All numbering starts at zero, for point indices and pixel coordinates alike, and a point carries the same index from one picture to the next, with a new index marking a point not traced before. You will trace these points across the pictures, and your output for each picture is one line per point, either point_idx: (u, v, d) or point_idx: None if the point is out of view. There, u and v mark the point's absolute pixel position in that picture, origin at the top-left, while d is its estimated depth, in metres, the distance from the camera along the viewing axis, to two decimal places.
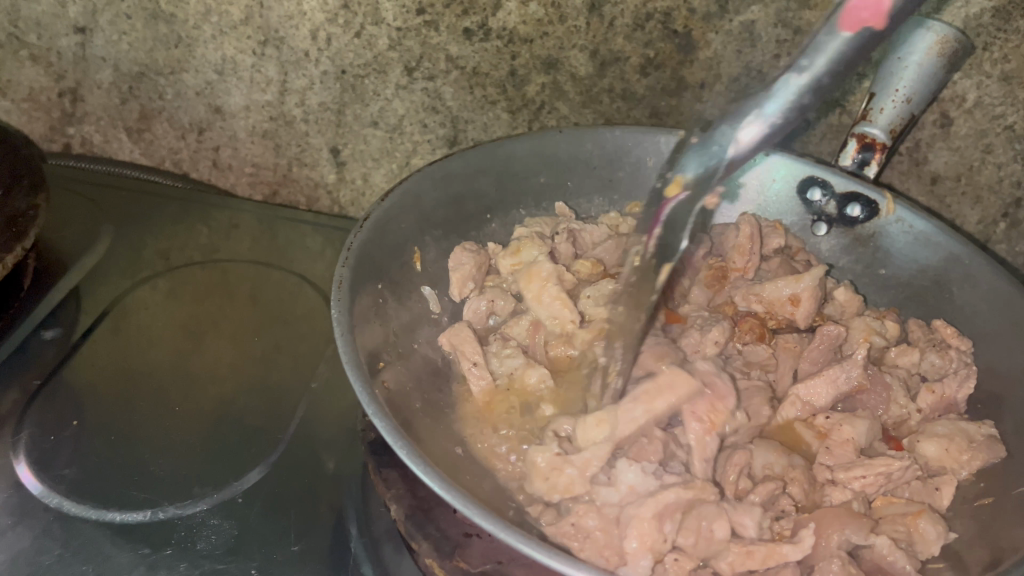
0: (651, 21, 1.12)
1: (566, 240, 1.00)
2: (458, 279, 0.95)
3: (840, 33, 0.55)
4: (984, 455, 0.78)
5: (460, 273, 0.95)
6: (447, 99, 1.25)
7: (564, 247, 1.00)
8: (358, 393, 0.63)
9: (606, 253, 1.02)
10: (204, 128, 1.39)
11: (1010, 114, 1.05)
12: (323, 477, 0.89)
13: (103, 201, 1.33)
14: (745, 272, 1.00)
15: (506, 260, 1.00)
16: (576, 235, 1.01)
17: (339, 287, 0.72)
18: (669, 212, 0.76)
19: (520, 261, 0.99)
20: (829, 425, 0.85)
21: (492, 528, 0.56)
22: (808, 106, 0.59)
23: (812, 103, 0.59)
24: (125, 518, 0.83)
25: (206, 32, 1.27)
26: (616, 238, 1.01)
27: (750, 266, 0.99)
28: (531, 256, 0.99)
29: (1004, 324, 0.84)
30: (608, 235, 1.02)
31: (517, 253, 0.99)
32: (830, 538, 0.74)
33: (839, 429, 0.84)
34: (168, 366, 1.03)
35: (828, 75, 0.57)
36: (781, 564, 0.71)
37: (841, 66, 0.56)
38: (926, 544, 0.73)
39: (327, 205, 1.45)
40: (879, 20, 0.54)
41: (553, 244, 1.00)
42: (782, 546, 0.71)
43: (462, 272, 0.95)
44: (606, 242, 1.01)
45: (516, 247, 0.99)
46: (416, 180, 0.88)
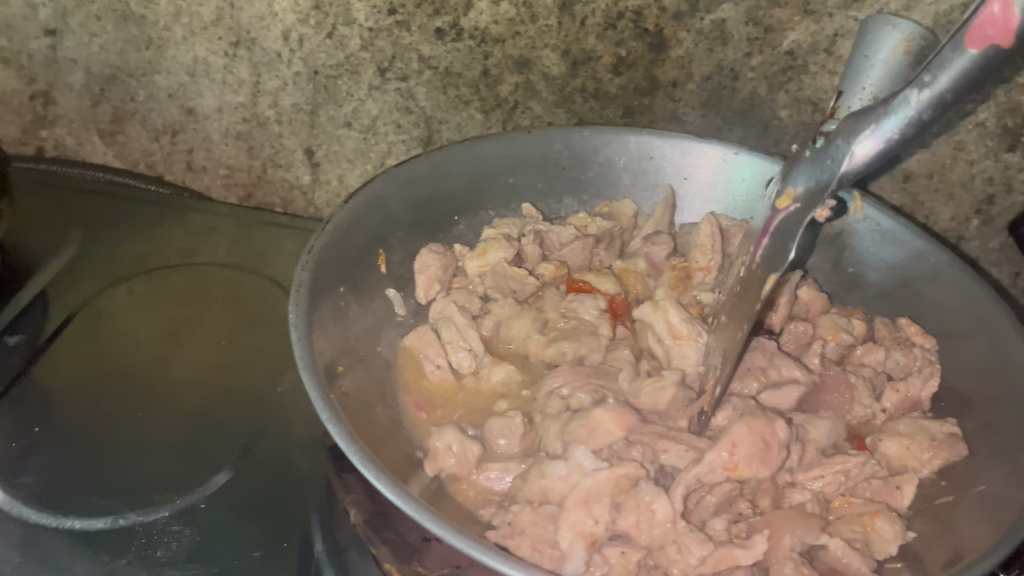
0: (623, 20, 1.10)
1: (532, 241, 1.01)
2: (423, 282, 0.96)
3: (966, 50, 0.54)
4: (945, 453, 0.79)
5: (425, 276, 0.96)
6: (420, 99, 1.24)
7: (531, 248, 1.01)
8: (313, 400, 0.64)
9: (572, 254, 1.03)
10: (178, 130, 1.38)
11: (981, 111, 1.05)
12: (288, 481, 0.88)
13: (75, 205, 1.32)
14: (710, 273, 1.00)
15: (473, 262, 1.00)
16: (543, 237, 1.02)
17: (298, 292, 0.73)
18: (778, 224, 0.77)
19: (488, 262, 1.00)
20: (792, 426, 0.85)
21: (442, 533, 0.57)
22: (929, 123, 0.59)
23: (932, 120, 0.58)
24: (85, 526, 0.82)
25: (177, 33, 1.26)
26: (583, 239, 1.02)
27: (714, 266, 0.99)
28: (497, 258, 0.99)
29: (970, 322, 0.85)
30: (575, 236, 1.03)
31: (484, 254, 1.00)
32: (783, 540, 0.73)
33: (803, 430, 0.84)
34: (141, 369, 1.03)
35: (952, 92, 0.56)
36: (734, 567, 0.71)
37: (966, 82, 0.56)
38: (883, 544, 0.73)
39: (302, 207, 1.44)
40: (1006, 38, 0.52)
41: (520, 245, 1.01)
42: (735, 550, 0.71)
43: (427, 275, 0.96)
44: (572, 243, 1.02)
45: (483, 248, 1.00)
46: (380, 183, 0.89)
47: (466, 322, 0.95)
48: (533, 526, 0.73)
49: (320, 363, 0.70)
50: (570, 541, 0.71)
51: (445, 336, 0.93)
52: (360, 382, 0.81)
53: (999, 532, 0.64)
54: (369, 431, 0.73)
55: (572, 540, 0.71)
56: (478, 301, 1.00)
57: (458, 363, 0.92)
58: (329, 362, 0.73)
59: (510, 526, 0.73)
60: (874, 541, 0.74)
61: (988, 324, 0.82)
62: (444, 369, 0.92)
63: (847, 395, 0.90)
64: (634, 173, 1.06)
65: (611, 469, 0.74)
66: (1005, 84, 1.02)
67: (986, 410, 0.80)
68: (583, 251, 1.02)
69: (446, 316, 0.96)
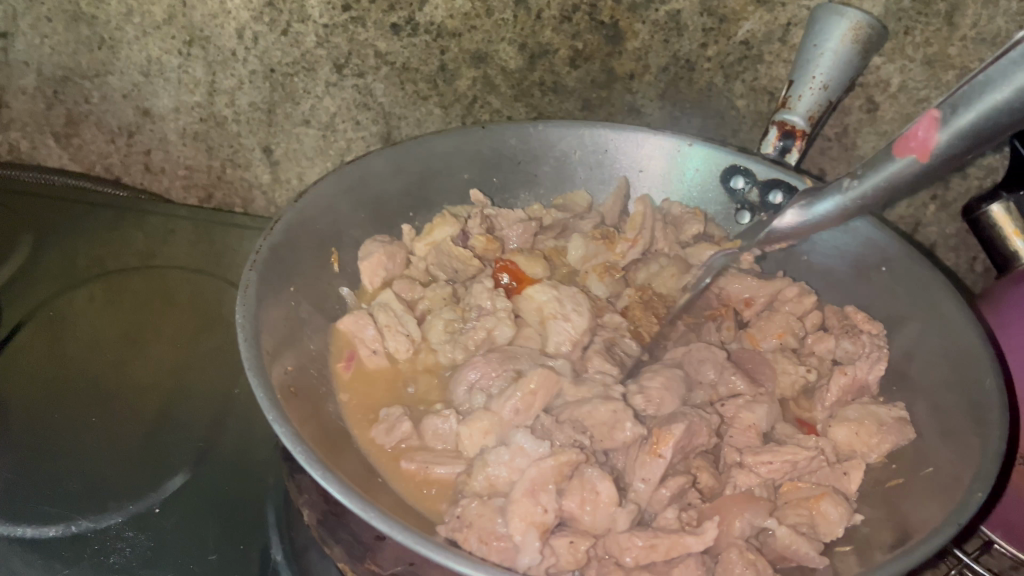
0: (578, 13, 1.10)
1: (480, 222, 1.00)
2: (367, 269, 0.94)
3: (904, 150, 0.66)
4: (893, 438, 0.81)
5: (369, 264, 0.94)
6: (378, 95, 1.24)
7: (478, 228, 1.00)
8: (258, 400, 0.63)
9: (514, 236, 1.03)
10: (134, 131, 1.36)
11: (934, 97, 1.06)
12: (246, 482, 0.88)
13: (29, 208, 1.30)
14: (635, 247, 1.02)
15: (421, 243, 0.99)
16: (491, 220, 1.01)
17: (245, 292, 0.72)
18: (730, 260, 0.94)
19: (435, 241, 0.99)
20: (727, 412, 0.86)
21: (388, 530, 0.56)
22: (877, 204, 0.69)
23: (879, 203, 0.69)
24: (37, 533, 0.81)
25: (129, 33, 1.24)
26: (527, 223, 1.03)
27: (641, 241, 1.02)
28: (445, 235, 0.99)
29: (920, 307, 0.86)
30: (521, 219, 1.03)
31: (431, 232, 0.99)
32: (733, 525, 0.74)
33: (738, 416, 0.85)
34: (99, 372, 1.01)
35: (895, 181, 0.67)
36: (684, 555, 0.72)
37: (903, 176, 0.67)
38: (830, 526, 0.74)
39: (262, 206, 1.43)
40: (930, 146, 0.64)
41: (467, 225, 1.00)
42: (687, 538, 0.71)
43: (370, 262, 0.94)
44: (516, 227, 1.02)
45: (431, 227, 0.99)
46: (331, 180, 0.89)
47: (404, 308, 0.94)
48: (480, 519, 0.71)
49: (268, 364, 0.70)
50: (523, 533, 0.70)
51: (381, 321, 0.92)
52: (309, 383, 0.80)
53: (945, 512, 0.65)
54: (320, 431, 0.72)
55: (524, 531, 0.70)
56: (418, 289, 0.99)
57: (396, 347, 0.91)
58: (278, 362, 0.73)
59: (458, 517, 0.72)
60: (820, 523, 0.75)
61: (936, 308, 0.84)
62: (378, 354, 0.90)
63: (771, 372, 0.92)
64: (590, 166, 1.07)
65: (554, 457, 0.75)
66: (955, 70, 1.03)
67: (934, 393, 0.81)
68: (526, 234, 1.03)
69: (382, 303, 0.94)
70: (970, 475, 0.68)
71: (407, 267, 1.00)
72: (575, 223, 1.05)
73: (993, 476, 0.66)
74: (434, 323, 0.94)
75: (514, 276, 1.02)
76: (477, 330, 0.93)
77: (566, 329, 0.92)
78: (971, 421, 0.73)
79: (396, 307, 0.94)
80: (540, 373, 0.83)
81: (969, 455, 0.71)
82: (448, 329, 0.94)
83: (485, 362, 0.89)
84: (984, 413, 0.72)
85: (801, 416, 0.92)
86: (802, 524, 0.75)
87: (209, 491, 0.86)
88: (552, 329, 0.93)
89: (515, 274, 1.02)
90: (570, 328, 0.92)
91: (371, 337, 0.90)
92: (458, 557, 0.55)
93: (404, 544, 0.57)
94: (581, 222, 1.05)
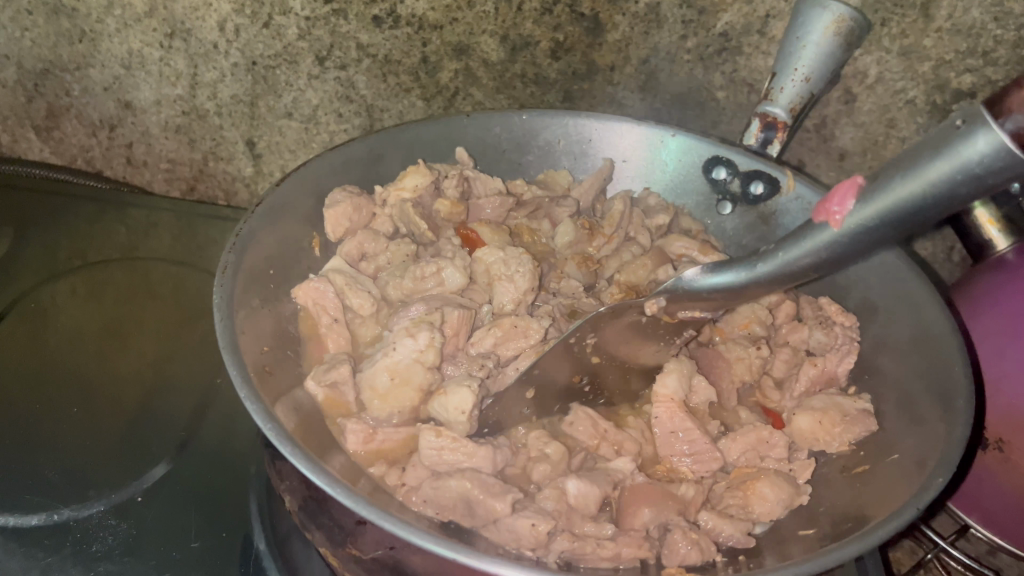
0: (559, 5, 1.11)
1: (457, 182, 0.98)
2: (332, 217, 0.91)
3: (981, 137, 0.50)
4: (857, 428, 0.83)
5: (334, 212, 0.90)
6: (360, 87, 1.24)
7: (453, 187, 0.98)
8: (233, 378, 0.64)
9: (490, 207, 1.02)
10: (115, 124, 1.36)
11: (910, 89, 1.07)
12: (229, 475, 0.88)
13: (7, 202, 1.29)
14: (609, 243, 1.05)
15: (390, 187, 0.96)
16: (468, 180, 0.99)
17: (223, 274, 0.72)
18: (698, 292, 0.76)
19: (404, 189, 0.96)
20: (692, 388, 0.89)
21: (357, 508, 0.57)
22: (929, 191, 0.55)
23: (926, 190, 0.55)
24: (19, 522, 0.81)
25: (109, 25, 1.23)
26: (505, 197, 1.02)
27: (616, 239, 1.05)
28: (415, 184, 0.95)
29: (893, 296, 0.87)
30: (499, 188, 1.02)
31: (402, 179, 0.96)
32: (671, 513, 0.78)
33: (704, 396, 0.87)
34: (78, 364, 1.01)
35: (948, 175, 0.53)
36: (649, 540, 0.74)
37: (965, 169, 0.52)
38: (765, 507, 0.78)
39: (245, 199, 1.43)
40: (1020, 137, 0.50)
41: (441, 181, 0.98)
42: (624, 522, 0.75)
43: (336, 210, 0.91)
44: (494, 199, 1.01)
45: (402, 173, 0.96)
46: (314, 165, 0.89)
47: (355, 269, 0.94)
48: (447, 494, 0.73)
49: (244, 345, 0.70)
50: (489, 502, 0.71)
51: (340, 284, 0.90)
52: (290, 371, 0.80)
53: (911, 492, 0.66)
54: (298, 415, 0.73)
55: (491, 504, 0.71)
56: (384, 243, 0.98)
57: (359, 304, 0.91)
58: (254, 342, 0.73)
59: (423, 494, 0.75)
60: (755, 504, 0.79)
61: (910, 297, 0.85)
62: (340, 324, 0.88)
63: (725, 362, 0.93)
64: (574, 156, 1.08)
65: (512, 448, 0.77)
66: (932, 61, 1.04)
67: (902, 382, 0.83)
68: (501, 207, 1.02)
69: (333, 267, 0.92)
70: (937, 458, 0.69)
71: (372, 219, 0.97)
72: (553, 206, 1.05)
73: (957, 460, 0.67)
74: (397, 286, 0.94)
75: (471, 243, 1.02)
76: (429, 267, 0.93)
77: (510, 290, 0.93)
78: (939, 406, 0.75)
79: (347, 270, 0.93)
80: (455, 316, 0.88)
81: (936, 438, 0.72)
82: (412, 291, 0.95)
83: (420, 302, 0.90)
84: (952, 398, 0.73)
85: (768, 405, 0.95)
86: (735, 506, 0.80)
87: (191, 481, 0.87)
88: (498, 290, 0.94)
89: (473, 241, 1.02)
90: (515, 288, 0.93)
91: (336, 305, 0.87)
92: (425, 534, 0.56)
93: (372, 521, 0.57)
94: (554, 207, 1.04)
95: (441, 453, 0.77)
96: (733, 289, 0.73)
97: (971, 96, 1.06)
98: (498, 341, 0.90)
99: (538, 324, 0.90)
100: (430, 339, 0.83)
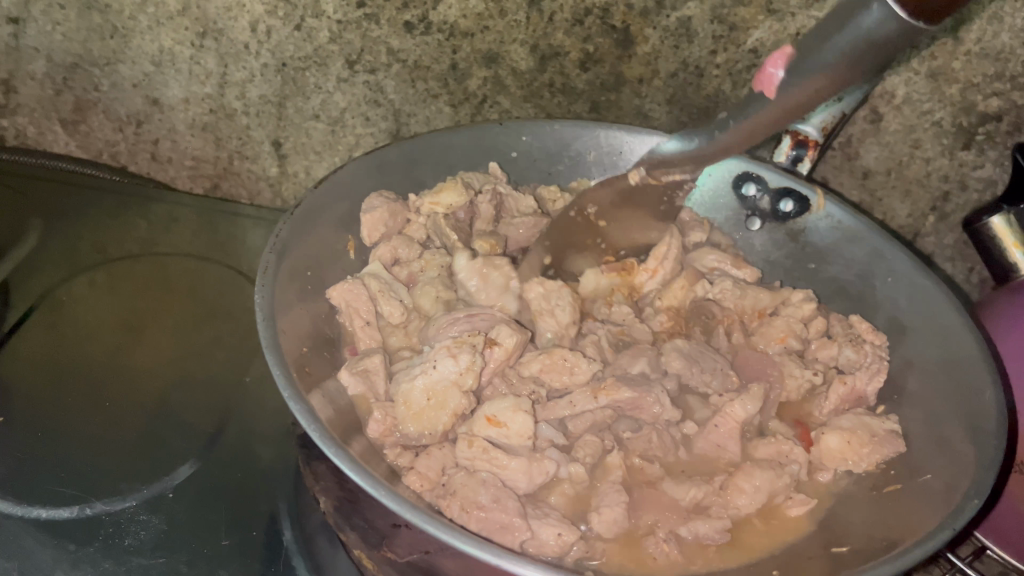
0: (590, 17, 1.12)
1: (489, 200, 0.99)
2: (369, 222, 0.92)
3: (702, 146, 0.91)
4: (884, 449, 0.83)
5: (372, 216, 0.91)
6: (389, 92, 1.25)
7: (486, 206, 0.99)
8: (275, 379, 0.64)
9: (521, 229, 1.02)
10: (143, 120, 1.37)
11: (937, 110, 1.08)
12: (254, 473, 0.89)
13: (34, 194, 1.30)
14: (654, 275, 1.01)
15: (426, 198, 0.97)
16: (502, 198, 1.00)
17: (264, 273, 0.73)
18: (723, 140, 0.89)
19: (438, 202, 0.96)
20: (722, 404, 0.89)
21: (398, 508, 0.57)
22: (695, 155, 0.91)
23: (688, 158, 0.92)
24: (51, 515, 0.82)
25: (142, 22, 1.24)
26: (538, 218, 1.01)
27: (661, 270, 1.01)
28: (451, 199, 0.96)
29: (921, 319, 0.88)
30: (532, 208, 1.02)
31: (438, 193, 0.96)
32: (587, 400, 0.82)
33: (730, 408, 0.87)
34: (105, 358, 1.02)
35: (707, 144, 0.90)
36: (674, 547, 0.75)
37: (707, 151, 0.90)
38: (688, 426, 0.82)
39: (268, 198, 1.44)
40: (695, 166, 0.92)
41: (475, 200, 0.99)
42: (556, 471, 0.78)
43: (374, 216, 0.92)
44: (526, 220, 1.01)
45: (438, 187, 0.97)
46: (350, 168, 0.90)
47: (390, 275, 0.94)
48: (464, 488, 0.75)
49: (284, 344, 0.70)
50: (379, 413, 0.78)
51: (374, 288, 0.90)
52: (324, 367, 0.80)
53: (942, 516, 0.67)
54: (335, 411, 0.74)
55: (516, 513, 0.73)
56: (418, 247, 0.98)
57: (390, 311, 0.91)
58: (294, 341, 0.74)
59: (443, 485, 0.76)
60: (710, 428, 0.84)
61: (938, 318, 0.85)
62: (373, 326, 0.88)
63: (776, 374, 0.95)
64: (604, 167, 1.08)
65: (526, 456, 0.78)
66: (959, 84, 1.05)
67: (931, 401, 0.84)
68: (534, 229, 1.02)
69: (370, 273, 0.93)
70: (968, 481, 0.69)
71: (407, 226, 0.98)
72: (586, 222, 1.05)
73: (990, 485, 0.67)
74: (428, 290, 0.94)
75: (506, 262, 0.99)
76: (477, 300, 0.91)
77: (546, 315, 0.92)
78: (967, 433, 0.75)
79: (384, 276, 0.93)
80: (514, 336, 0.86)
81: (966, 463, 0.72)
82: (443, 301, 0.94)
83: (463, 317, 0.89)
84: (982, 424, 0.74)
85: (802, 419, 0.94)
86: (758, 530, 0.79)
87: (220, 477, 0.87)
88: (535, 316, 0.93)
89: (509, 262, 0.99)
90: (556, 321, 0.92)
91: (369, 306, 0.87)
92: (465, 536, 0.56)
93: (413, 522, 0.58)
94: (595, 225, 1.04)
95: (472, 461, 0.78)
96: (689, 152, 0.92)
97: (997, 120, 1.06)
98: (544, 368, 0.89)
99: (587, 363, 0.89)
100: (471, 361, 0.81)
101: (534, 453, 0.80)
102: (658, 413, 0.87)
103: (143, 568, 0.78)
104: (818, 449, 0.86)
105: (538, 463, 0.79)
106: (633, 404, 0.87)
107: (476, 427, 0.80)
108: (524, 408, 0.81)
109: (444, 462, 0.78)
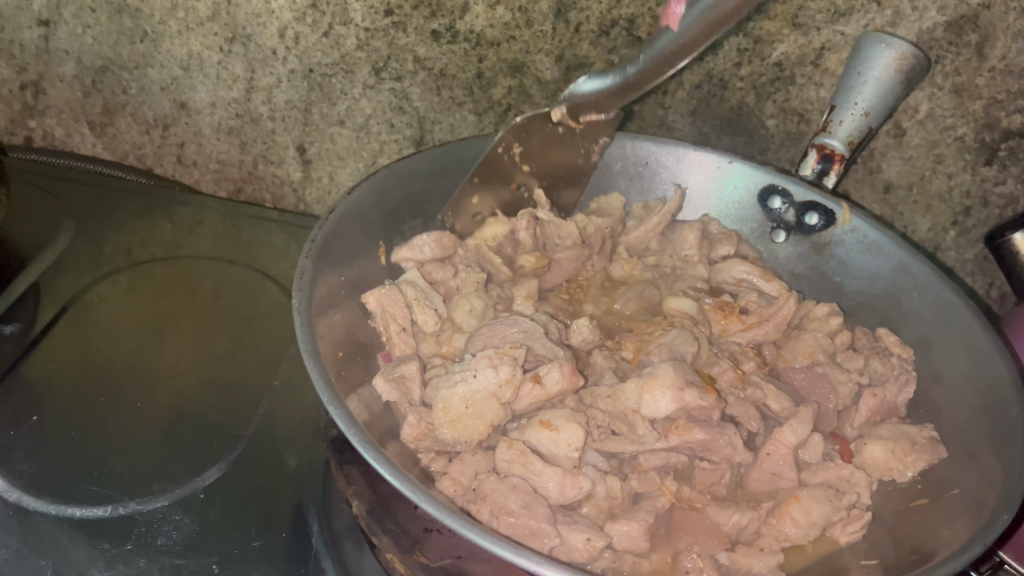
0: (616, 28, 1.13)
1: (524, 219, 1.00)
2: None
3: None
4: (927, 456, 0.83)
5: None
6: (414, 99, 1.26)
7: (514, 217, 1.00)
8: (314, 383, 0.65)
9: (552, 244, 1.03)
10: (170, 123, 1.38)
11: (960, 125, 1.08)
12: (282, 476, 0.90)
13: (63, 194, 1.31)
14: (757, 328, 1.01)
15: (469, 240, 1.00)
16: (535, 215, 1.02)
17: (301, 279, 0.74)
18: None
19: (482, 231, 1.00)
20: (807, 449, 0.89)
21: (436, 513, 0.58)
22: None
23: None
24: (85, 514, 0.83)
25: (172, 27, 1.25)
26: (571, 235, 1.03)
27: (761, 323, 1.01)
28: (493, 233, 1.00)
29: (948, 334, 0.89)
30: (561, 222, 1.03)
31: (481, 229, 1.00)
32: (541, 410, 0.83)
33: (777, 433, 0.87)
34: (134, 360, 1.03)
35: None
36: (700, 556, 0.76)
37: None
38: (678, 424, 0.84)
39: (291, 203, 1.45)
40: None
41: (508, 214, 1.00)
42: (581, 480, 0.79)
43: None
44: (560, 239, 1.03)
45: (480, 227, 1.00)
46: (382, 175, 0.91)
47: (428, 284, 0.96)
48: (494, 494, 0.76)
49: (321, 348, 0.72)
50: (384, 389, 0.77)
51: (409, 295, 0.91)
52: (357, 373, 0.82)
53: (972, 530, 0.67)
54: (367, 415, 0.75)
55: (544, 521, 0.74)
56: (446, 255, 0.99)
57: (424, 320, 0.92)
58: (329, 346, 0.75)
59: (474, 491, 0.77)
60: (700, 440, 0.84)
61: (966, 334, 0.86)
62: (407, 332, 0.89)
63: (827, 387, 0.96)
64: (630, 177, 1.11)
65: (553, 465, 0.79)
66: (983, 100, 1.05)
67: (960, 416, 0.84)
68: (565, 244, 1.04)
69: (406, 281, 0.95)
70: (997, 496, 0.70)
71: None
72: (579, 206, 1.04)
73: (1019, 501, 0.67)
74: (461, 302, 0.95)
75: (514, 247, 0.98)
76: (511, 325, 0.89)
77: (580, 332, 0.94)
78: (994, 449, 0.76)
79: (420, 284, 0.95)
80: (563, 369, 0.83)
81: (994, 478, 0.73)
82: (475, 313, 0.94)
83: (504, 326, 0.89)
84: (1010, 439, 0.74)
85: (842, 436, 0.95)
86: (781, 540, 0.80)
87: (248, 479, 0.88)
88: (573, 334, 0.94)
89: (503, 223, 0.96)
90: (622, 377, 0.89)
91: (405, 313, 0.89)
92: (501, 541, 0.57)
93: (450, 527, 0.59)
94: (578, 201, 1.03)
95: (509, 463, 0.80)
96: (609, 90, 0.90)
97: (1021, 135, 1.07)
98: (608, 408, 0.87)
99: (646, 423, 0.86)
100: (511, 373, 0.81)
101: (573, 467, 0.80)
102: (730, 455, 0.86)
103: (176, 567, 0.79)
104: (862, 458, 0.88)
105: (571, 475, 0.79)
106: (704, 445, 0.85)
107: (527, 431, 0.81)
108: (577, 419, 0.81)
109: (476, 468, 0.79)
